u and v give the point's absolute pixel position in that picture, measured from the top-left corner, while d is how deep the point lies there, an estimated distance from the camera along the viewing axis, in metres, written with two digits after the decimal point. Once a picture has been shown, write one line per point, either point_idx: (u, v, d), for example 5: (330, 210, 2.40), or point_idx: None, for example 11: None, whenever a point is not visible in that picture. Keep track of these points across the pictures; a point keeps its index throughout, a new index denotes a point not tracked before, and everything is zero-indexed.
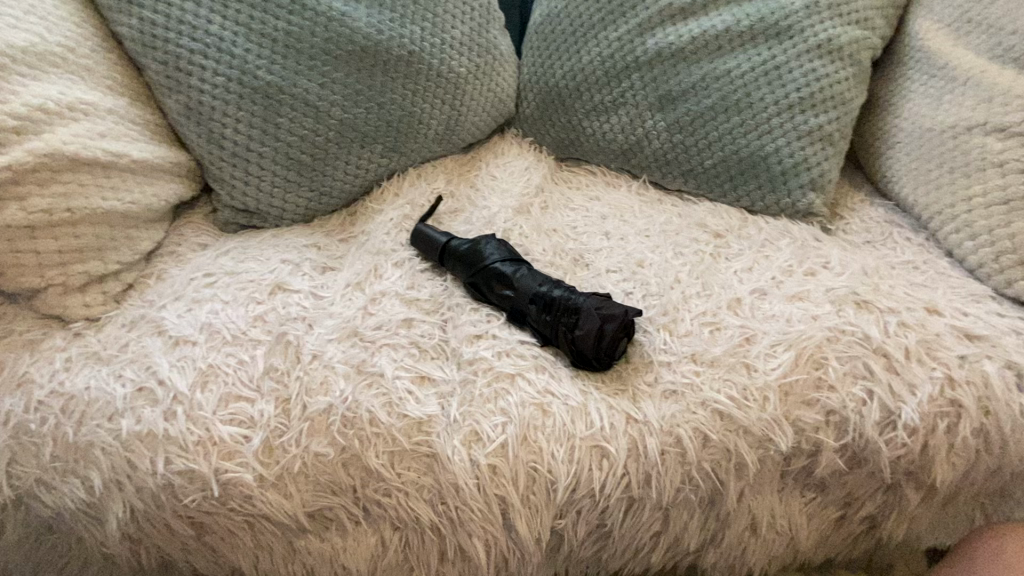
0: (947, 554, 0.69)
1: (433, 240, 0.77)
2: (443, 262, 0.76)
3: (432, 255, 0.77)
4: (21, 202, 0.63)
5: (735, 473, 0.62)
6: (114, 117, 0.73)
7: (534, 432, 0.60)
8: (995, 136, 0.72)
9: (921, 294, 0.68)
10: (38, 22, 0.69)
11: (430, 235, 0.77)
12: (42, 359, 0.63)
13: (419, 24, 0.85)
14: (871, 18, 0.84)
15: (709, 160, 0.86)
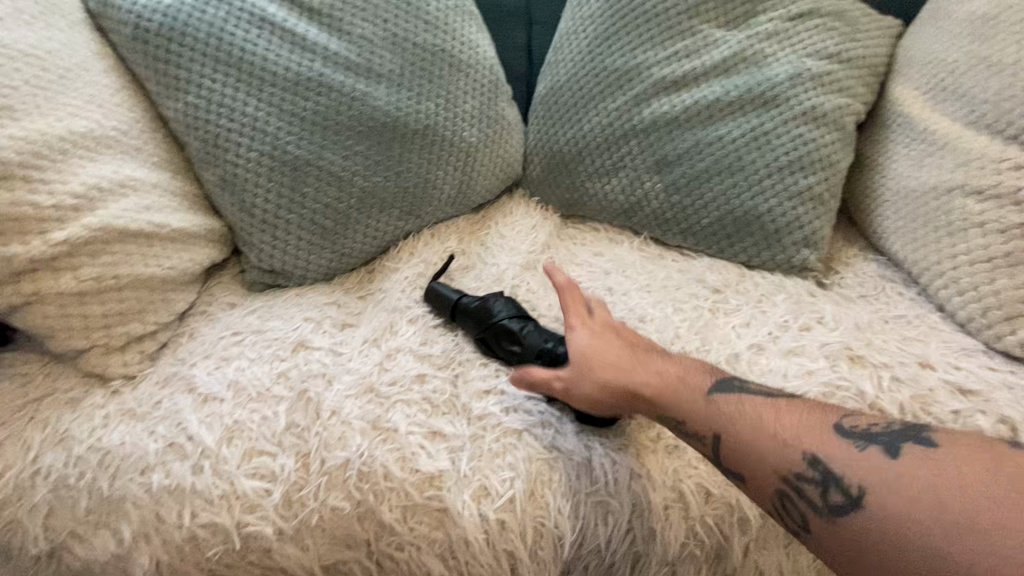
0: None
1: (441, 295, 0.82)
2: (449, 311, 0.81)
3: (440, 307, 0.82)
4: (74, 271, 0.70)
5: (739, 528, 0.63)
6: (158, 191, 0.80)
7: (541, 487, 0.63)
8: (974, 198, 0.76)
9: (913, 349, 0.71)
10: (96, 109, 0.78)
11: (439, 292, 0.82)
12: (83, 416, 0.68)
13: (434, 100, 0.93)
14: (852, 87, 0.91)
15: (706, 219, 0.91)
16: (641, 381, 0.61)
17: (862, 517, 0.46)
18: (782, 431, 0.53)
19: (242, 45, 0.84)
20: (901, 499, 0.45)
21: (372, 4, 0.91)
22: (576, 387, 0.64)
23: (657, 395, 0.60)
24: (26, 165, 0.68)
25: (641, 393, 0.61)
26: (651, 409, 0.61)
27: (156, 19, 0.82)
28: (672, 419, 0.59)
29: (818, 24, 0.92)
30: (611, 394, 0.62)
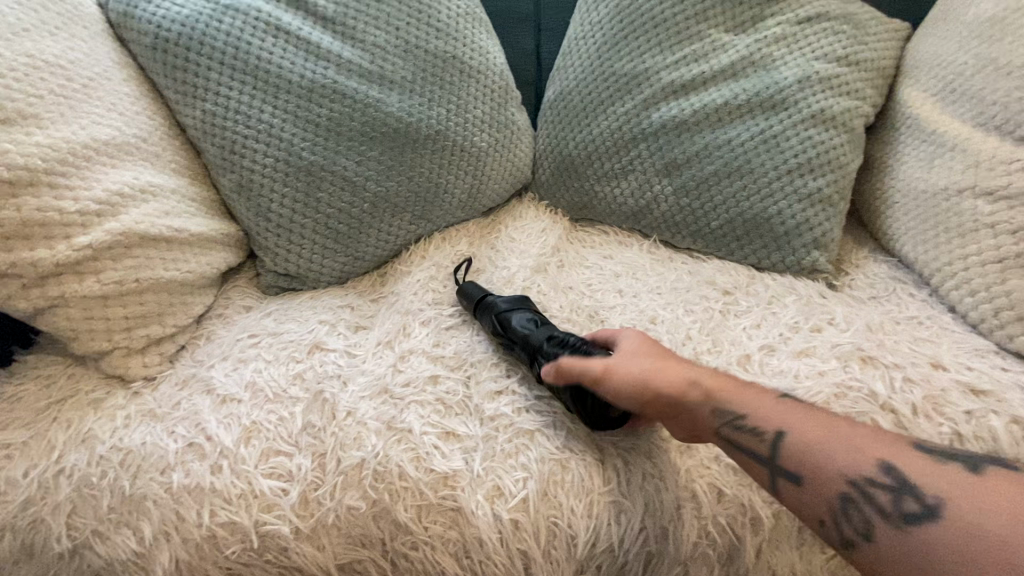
0: None
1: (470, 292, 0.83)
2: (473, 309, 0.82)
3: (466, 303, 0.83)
4: (97, 275, 0.72)
5: (751, 528, 0.63)
6: (177, 197, 0.82)
7: (554, 487, 0.64)
8: (984, 199, 0.76)
9: (925, 349, 0.71)
10: (118, 118, 0.80)
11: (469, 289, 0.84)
12: (105, 417, 0.69)
13: (445, 106, 0.95)
14: (861, 89, 0.91)
15: (715, 221, 0.92)
16: (700, 377, 0.60)
17: (939, 522, 0.43)
18: (857, 438, 0.50)
19: (258, 54, 0.86)
20: (981, 508, 0.42)
21: (385, 12, 0.93)
22: (624, 371, 0.62)
23: (719, 391, 0.59)
24: (52, 172, 0.69)
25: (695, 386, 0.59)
26: (697, 404, 0.59)
27: (175, 28, 0.84)
28: (729, 415, 0.57)
29: (826, 27, 0.93)
30: (660, 382, 0.60)
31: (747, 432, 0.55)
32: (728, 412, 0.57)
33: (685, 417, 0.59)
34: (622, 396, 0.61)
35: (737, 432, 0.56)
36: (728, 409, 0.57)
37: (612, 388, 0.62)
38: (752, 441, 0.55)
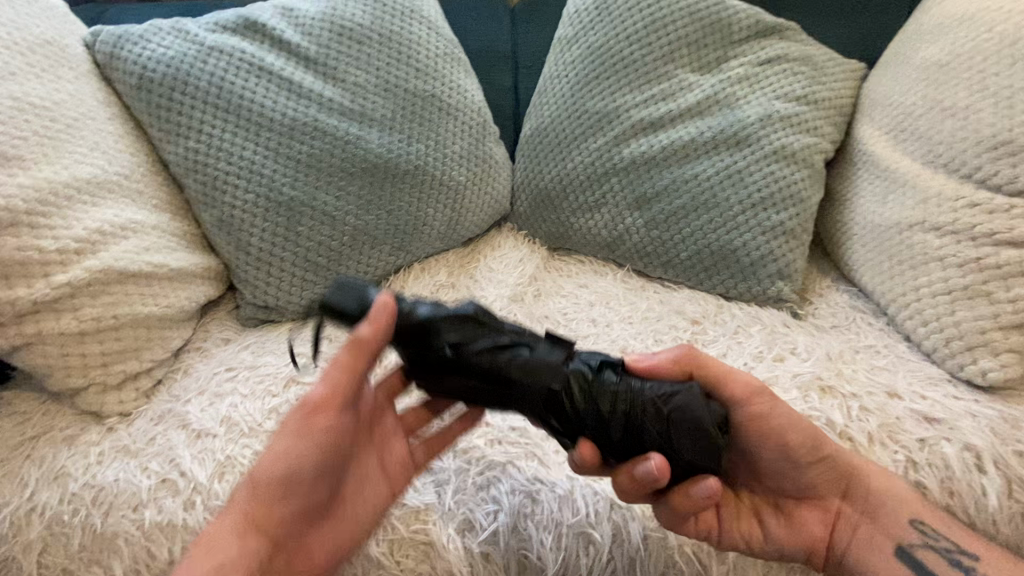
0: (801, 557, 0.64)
1: (353, 304, 0.52)
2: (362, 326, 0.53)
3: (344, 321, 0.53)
4: (75, 312, 0.73)
5: (717, 556, 0.65)
6: (157, 232, 0.84)
7: (523, 519, 0.65)
8: (933, 234, 0.80)
9: (881, 378, 0.74)
10: (100, 156, 0.81)
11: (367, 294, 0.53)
12: (78, 454, 0.69)
13: (423, 142, 0.98)
14: (820, 126, 0.96)
15: (684, 253, 0.95)
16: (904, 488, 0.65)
17: None
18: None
19: (241, 93, 0.89)
20: None
21: (365, 53, 0.97)
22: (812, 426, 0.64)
23: (916, 506, 0.63)
24: (33, 212, 0.71)
25: (894, 492, 0.64)
26: (878, 507, 0.64)
27: (160, 69, 0.87)
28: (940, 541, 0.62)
29: (786, 68, 0.98)
30: (841, 456, 0.65)
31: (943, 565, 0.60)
32: (917, 528, 0.63)
33: (849, 510, 0.65)
34: (784, 435, 0.62)
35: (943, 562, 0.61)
36: (934, 531, 0.62)
37: (768, 421, 0.62)
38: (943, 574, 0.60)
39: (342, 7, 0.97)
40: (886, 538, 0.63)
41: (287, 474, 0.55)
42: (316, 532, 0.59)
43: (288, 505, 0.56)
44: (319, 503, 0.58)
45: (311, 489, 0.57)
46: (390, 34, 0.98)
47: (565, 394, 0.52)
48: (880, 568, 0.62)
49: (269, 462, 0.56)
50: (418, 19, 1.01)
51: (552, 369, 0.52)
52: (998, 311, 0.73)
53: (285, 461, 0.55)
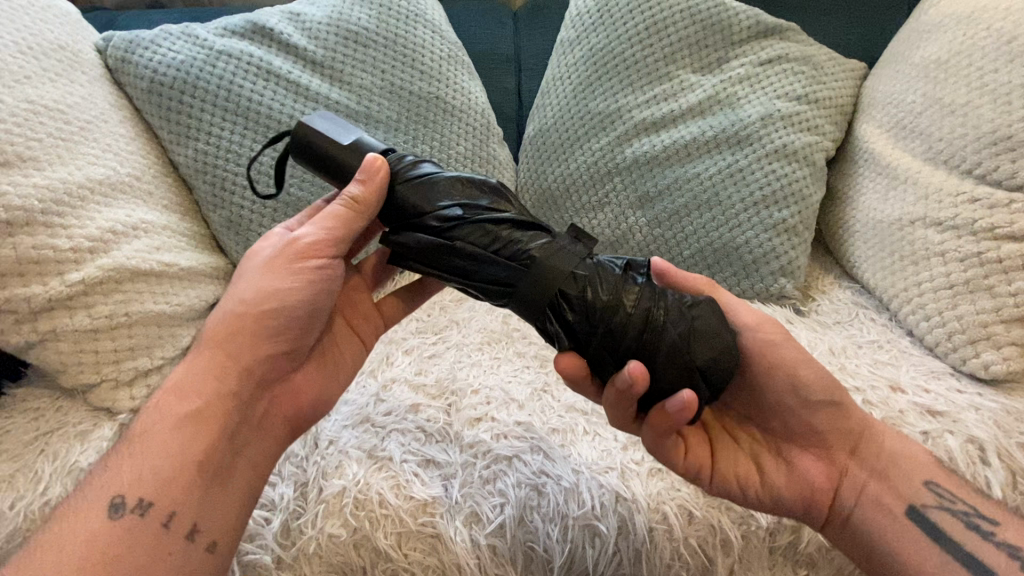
0: (791, 498, 0.65)
1: (346, 137, 0.62)
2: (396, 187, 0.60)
3: (337, 157, 0.61)
4: (88, 309, 0.74)
5: (723, 549, 0.65)
6: (167, 232, 0.85)
7: (530, 512, 0.66)
8: (934, 229, 0.81)
9: (884, 372, 0.75)
10: (112, 158, 0.83)
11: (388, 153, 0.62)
12: (91, 449, 0.70)
13: (428, 143, 0.99)
14: (821, 125, 0.97)
15: (687, 251, 0.96)
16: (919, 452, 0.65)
17: None
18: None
19: (249, 96, 0.91)
20: None
21: (371, 57, 0.98)
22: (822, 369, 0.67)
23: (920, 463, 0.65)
24: (47, 212, 0.72)
25: (899, 449, 0.65)
26: (887, 465, 0.65)
27: (170, 73, 0.89)
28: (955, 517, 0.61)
29: (786, 68, 0.99)
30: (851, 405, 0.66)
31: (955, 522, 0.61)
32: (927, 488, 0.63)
33: (854, 467, 0.65)
34: (792, 373, 0.65)
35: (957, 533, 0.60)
36: (948, 494, 0.63)
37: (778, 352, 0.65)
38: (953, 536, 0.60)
39: (348, 12, 0.99)
40: (895, 495, 0.63)
41: (281, 308, 0.64)
42: (296, 380, 0.70)
43: (276, 343, 0.66)
44: (301, 348, 0.68)
45: (298, 330, 0.66)
46: (395, 38, 1.00)
47: (585, 281, 0.55)
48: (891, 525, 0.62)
49: (260, 299, 0.64)
50: (423, 22, 1.03)
51: (573, 257, 0.56)
52: (1000, 304, 0.73)
53: (279, 298, 0.64)
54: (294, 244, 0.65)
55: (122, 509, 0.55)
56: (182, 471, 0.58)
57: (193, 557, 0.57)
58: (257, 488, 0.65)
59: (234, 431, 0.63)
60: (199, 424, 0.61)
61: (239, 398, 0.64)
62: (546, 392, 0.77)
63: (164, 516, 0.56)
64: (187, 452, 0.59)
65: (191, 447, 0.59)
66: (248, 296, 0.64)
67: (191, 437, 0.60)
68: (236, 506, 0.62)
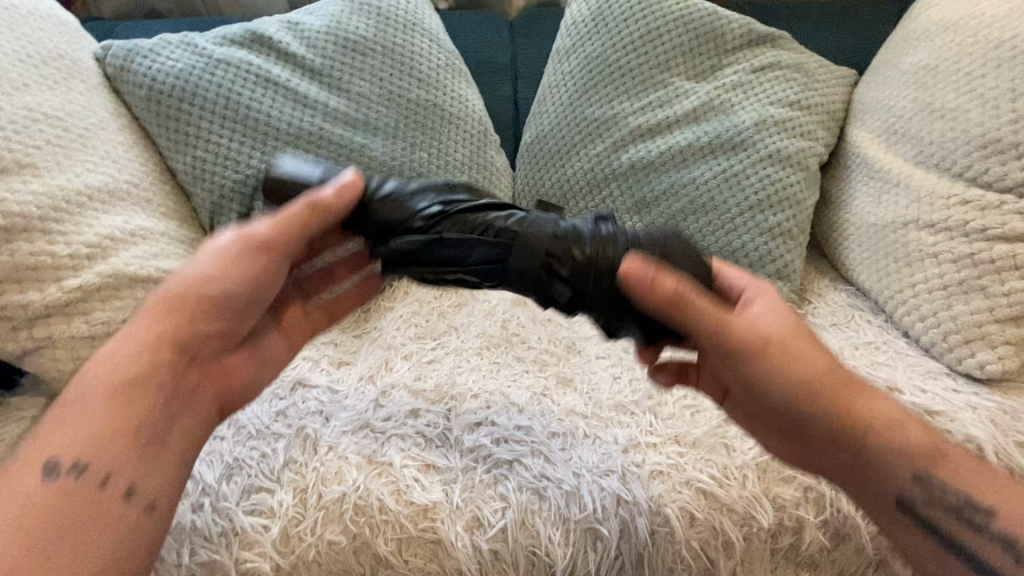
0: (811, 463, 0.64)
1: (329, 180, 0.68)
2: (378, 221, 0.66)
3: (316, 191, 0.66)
4: (85, 316, 0.74)
5: (724, 551, 0.66)
6: (165, 239, 0.85)
7: (531, 516, 0.65)
8: (927, 231, 0.82)
9: (881, 373, 0.76)
10: (112, 165, 0.83)
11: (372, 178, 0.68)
12: None
13: (426, 149, 0.99)
14: (814, 130, 0.98)
15: None
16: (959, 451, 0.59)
17: None
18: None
19: (248, 104, 0.91)
20: None
21: (369, 65, 0.99)
22: (821, 367, 0.59)
23: (948, 463, 0.58)
24: (45, 218, 0.73)
25: (889, 446, 0.58)
26: (877, 461, 0.58)
27: (169, 81, 0.89)
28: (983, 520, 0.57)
29: (779, 75, 1.00)
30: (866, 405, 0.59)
31: (951, 528, 0.57)
32: (918, 485, 0.58)
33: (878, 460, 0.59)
34: (759, 380, 0.59)
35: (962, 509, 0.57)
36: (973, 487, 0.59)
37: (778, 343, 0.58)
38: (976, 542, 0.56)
39: (346, 21, 1.00)
40: (881, 497, 0.59)
41: (220, 294, 0.63)
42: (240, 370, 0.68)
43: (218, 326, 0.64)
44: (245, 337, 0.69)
45: (237, 318, 0.66)
46: (392, 47, 1.01)
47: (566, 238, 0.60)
48: (895, 530, 0.60)
49: (206, 281, 0.62)
50: (420, 31, 1.04)
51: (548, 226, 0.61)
52: (994, 304, 0.75)
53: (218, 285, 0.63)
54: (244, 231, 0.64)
55: (56, 472, 0.53)
56: (116, 438, 0.56)
57: (130, 521, 0.55)
58: (190, 455, 0.63)
59: (172, 408, 0.61)
60: (137, 397, 0.58)
61: (174, 379, 0.61)
62: (546, 396, 0.77)
63: (103, 476, 0.54)
64: (129, 415, 0.57)
65: (123, 420, 0.57)
66: (192, 277, 0.63)
67: (129, 405, 0.58)
68: (171, 477, 0.60)
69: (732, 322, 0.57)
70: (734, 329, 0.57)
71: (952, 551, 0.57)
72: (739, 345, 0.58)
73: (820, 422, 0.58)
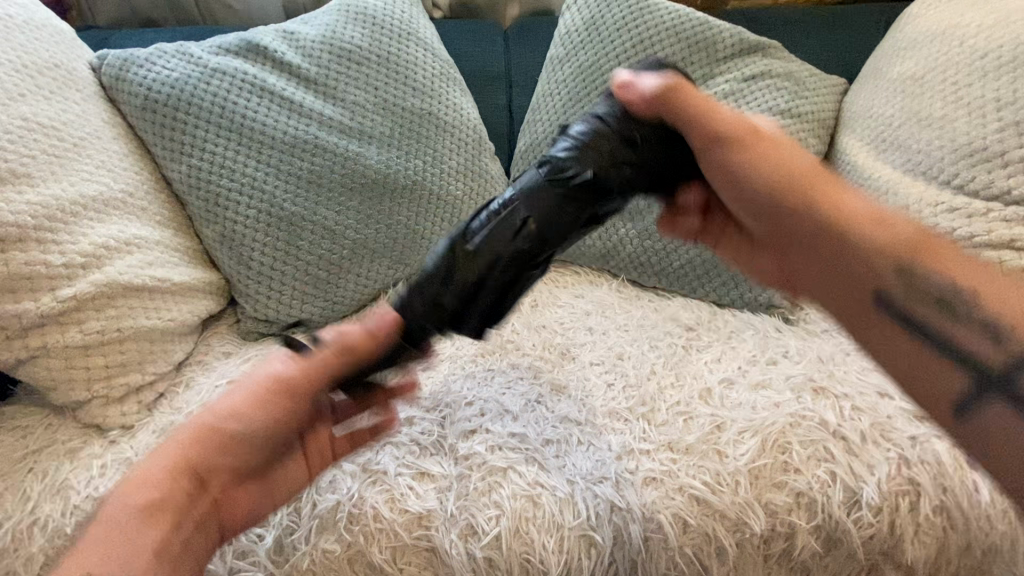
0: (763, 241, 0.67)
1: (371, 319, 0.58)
2: (411, 312, 0.56)
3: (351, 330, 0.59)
4: (79, 325, 0.74)
5: (717, 558, 0.67)
6: (160, 247, 0.85)
7: (526, 523, 0.66)
8: None
9: (872, 379, 0.77)
10: (107, 175, 0.84)
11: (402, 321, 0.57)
12: (81, 467, 0.70)
13: (421, 158, 0.99)
14: (804, 138, 0.99)
15: (678, 261, 0.97)
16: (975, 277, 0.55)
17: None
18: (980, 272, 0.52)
19: (243, 113, 0.92)
20: None
21: (364, 74, 1.00)
22: (804, 163, 0.60)
23: (936, 253, 0.54)
24: (40, 228, 0.73)
25: (871, 234, 0.56)
26: (852, 242, 0.56)
27: (164, 90, 0.90)
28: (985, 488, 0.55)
29: (769, 84, 1.02)
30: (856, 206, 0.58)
31: (928, 316, 0.52)
32: (896, 274, 0.54)
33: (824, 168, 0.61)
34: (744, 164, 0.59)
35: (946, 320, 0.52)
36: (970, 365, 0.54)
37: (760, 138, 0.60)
38: (955, 332, 0.51)
39: (341, 31, 1.01)
40: (856, 286, 0.56)
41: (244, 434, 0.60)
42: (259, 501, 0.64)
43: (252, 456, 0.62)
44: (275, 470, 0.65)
45: (262, 454, 0.62)
46: (387, 56, 1.01)
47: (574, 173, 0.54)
48: (867, 325, 0.56)
49: (230, 416, 0.60)
50: (415, 41, 1.05)
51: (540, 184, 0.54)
52: None
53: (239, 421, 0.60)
54: (268, 368, 0.60)
55: None
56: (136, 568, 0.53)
57: None
58: None
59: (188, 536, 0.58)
60: (164, 539, 0.56)
61: (196, 518, 0.59)
62: (540, 404, 0.77)
63: None
64: (162, 550, 0.55)
65: (149, 546, 0.54)
66: (218, 411, 0.60)
67: (153, 530, 0.55)
68: None
69: (719, 110, 0.58)
70: (721, 123, 0.58)
71: (925, 344, 0.53)
72: (728, 132, 0.59)
73: (798, 209, 0.58)
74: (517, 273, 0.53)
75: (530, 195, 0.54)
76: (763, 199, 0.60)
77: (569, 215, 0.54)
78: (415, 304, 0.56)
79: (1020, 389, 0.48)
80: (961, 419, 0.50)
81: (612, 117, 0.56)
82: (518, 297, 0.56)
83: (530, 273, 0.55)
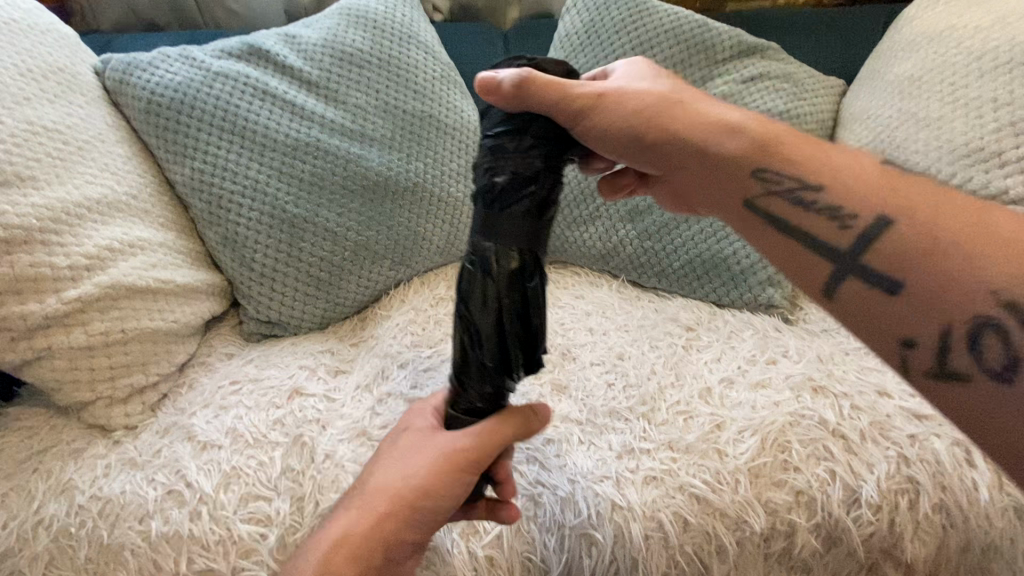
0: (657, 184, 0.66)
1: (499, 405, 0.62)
2: (470, 370, 0.58)
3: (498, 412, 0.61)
4: (84, 326, 0.75)
5: (718, 556, 0.67)
6: (163, 249, 0.86)
7: (527, 522, 0.68)
8: None
9: (872, 378, 0.77)
10: (110, 177, 0.84)
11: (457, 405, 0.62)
12: (85, 467, 0.71)
13: (421, 160, 1.00)
14: None
15: (677, 262, 0.98)
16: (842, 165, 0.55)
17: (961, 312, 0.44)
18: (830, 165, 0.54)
19: (245, 116, 0.92)
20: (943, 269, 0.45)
21: (365, 76, 1.00)
22: (645, 99, 0.61)
23: (782, 153, 0.56)
24: (45, 230, 0.73)
25: (722, 147, 0.58)
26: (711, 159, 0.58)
27: (167, 93, 0.91)
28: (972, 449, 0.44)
29: (767, 86, 1.02)
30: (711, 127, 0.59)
31: (784, 210, 0.54)
32: (754, 179, 0.56)
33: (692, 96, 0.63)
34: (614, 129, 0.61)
35: (797, 211, 0.54)
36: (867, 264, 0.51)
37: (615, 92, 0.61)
38: (806, 216, 0.53)
39: (343, 34, 1.01)
40: (722, 199, 0.59)
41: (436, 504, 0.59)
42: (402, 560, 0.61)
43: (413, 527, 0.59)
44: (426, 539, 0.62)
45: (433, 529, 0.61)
46: (389, 59, 1.02)
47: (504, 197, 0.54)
48: (746, 232, 0.58)
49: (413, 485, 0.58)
50: (416, 44, 1.06)
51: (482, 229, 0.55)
52: None
53: (433, 497, 0.58)
54: (439, 439, 0.60)
55: None
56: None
57: None
58: None
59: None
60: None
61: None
62: (541, 404, 0.78)
63: None
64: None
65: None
66: (391, 479, 0.60)
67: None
68: None
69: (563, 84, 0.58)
70: (565, 95, 0.58)
71: (788, 233, 0.54)
72: (581, 102, 0.59)
73: (668, 144, 0.60)
74: (521, 290, 0.54)
75: (488, 227, 0.55)
76: (636, 134, 0.61)
77: (529, 224, 0.55)
78: (470, 362, 0.58)
79: (873, 268, 0.49)
80: (832, 300, 0.51)
81: (495, 133, 0.57)
82: (540, 312, 0.57)
83: (531, 286, 0.55)
